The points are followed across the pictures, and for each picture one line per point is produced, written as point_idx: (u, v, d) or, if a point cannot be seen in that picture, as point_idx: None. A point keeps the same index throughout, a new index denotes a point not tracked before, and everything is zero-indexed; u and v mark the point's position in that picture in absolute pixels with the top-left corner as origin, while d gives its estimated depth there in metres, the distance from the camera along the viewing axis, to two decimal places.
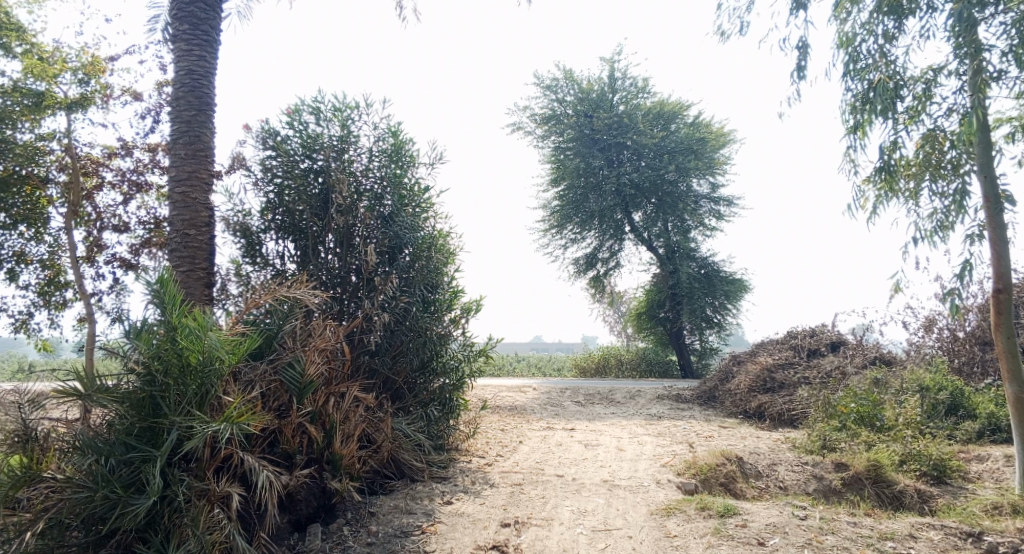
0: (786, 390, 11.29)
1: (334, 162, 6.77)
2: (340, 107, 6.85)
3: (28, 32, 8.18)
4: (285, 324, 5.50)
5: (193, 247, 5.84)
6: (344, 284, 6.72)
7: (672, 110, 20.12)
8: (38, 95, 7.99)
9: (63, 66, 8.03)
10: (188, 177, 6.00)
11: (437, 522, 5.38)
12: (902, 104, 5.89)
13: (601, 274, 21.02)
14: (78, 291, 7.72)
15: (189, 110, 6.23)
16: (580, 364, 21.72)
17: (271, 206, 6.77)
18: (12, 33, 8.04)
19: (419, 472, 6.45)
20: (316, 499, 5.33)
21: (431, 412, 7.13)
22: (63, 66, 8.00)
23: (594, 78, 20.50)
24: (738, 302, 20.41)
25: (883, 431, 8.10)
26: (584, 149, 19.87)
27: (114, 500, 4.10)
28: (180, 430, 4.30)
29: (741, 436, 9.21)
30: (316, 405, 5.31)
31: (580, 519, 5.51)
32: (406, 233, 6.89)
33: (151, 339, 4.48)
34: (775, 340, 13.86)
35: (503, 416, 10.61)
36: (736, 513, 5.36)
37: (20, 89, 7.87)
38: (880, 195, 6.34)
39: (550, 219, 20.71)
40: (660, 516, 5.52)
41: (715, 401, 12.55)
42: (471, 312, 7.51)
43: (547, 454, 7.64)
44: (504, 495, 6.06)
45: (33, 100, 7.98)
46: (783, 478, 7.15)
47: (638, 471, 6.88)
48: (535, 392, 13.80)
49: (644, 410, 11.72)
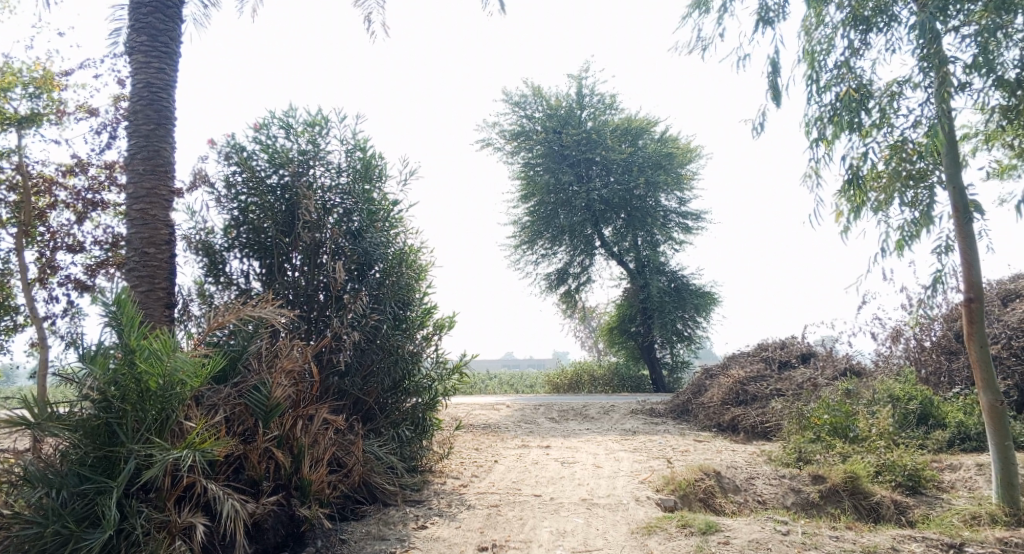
0: (759, 402, 11.36)
1: (301, 176, 6.58)
2: (309, 122, 6.68)
3: None
4: (250, 345, 5.27)
5: (153, 266, 5.59)
6: (312, 303, 6.50)
7: (639, 126, 20.34)
8: None
9: (12, 80, 7.68)
10: (147, 194, 5.75)
11: (411, 548, 5.18)
12: (869, 117, 5.98)
13: (572, 289, 21.03)
14: (29, 315, 7.34)
15: (147, 124, 5.99)
16: (553, 380, 21.61)
17: (235, 224, 6.54)
18: None
19: (391, 496, 6.23)
20: (284, 527, 5.04)
21: (403, 433, 6.94)
22: (14, 81, 7.66)
23: (562, 95, 20.65)
24: (708, 315, 20.59)
25: (856, 441, 8.17)
26: (553, 165, 19.93)
27: (66, 536, 3.80)
28: (138, 459, 4.02)
29: (717, 449, 9.19)
30: (283, 428, 5.08)
31: (560, 540, 5.36)
32: (376, 250, 6.72)
33: (107, 363, 4.15)
34: (746, 352, 13.97)
35: (476, 434, 10.43)
36: (718, 529, 5.32)
37: None
38: (849, 207, 6.41)
39: (521, 236, 20.68)
40: (641, 534, 5.42)
41: (689, 415, 12.54)
42: (443, 329, 7.35)
43: (523, 474, 7.48)
44: (481, 517, 5.89)
45: None
46: (761, 492, 7.16)
47: (617, 488, 6.77)
48: (508, 409, 13.64)
49: (619, 425, 11.66)
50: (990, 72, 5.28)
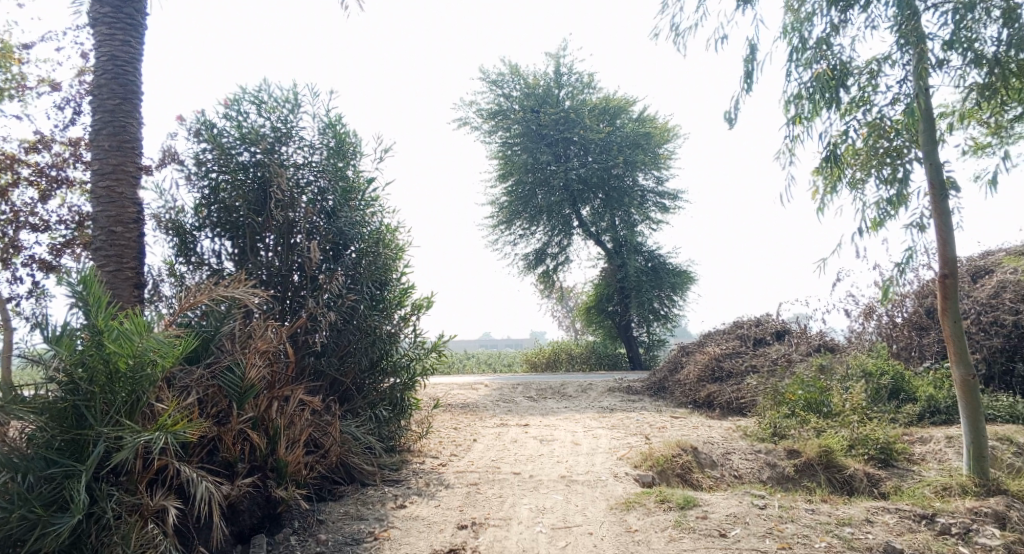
0: (734, 378, 11.52)
1: (272, 153, 6.40)
2: (279, 97, 6.47)
3: None
4: (222, 326, 5.13)
5: (121, 245, 5.40)
6: (286, 284, 6.35)
7: (617, 105, 20.25)
8: None
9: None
10: (113, 170, 5.54)
11: (391, 527, 5.15)
12: (847, 94, 5.99)
13: (550, 269, 21.03)
14: None
15: (112, 98, 5.75)
16: (531, 360, 21.67)
17: (205, 203, 6.35)
18: None
19: (370, 476, 6.18)
20: (260, 509, 4.93)
21: (381, 413, 6.88)
22: None
23: (540, 72, 20.43)
24: (684, 294, 20.75)
25: (831, 417, 8.34)
26: (531, 144, 19.76)
27: (33, 521, 3.62)
28: (108, 442, 3.86)
29: (694, 426, 9.30)
30: (258, 410, 4.98)
31: (540, 517, 5.37)
32: (350, 229, 6.59)
33: (73, 344, 3.97)
34: (722, 330, 14.12)
35: (455, 414, 10.41)
36: (696, 504, 5.41)
37: None
38: (827, 185, 6.43)
39: (498, 215, 20.57)
40: (620, 510, 5.47)
41: (665, 392, 12.65)
42: (421, 309, 7.27)
43: (503, 452, 7.48)
44: (461, 496, 5.88)
45: None
46: (737, 467, 7.30)
47: (596, 465, 6.81)
48: (486, 388, 13.65)
49: (597, 403, 11.74)
50: (967, 48, 5.28)
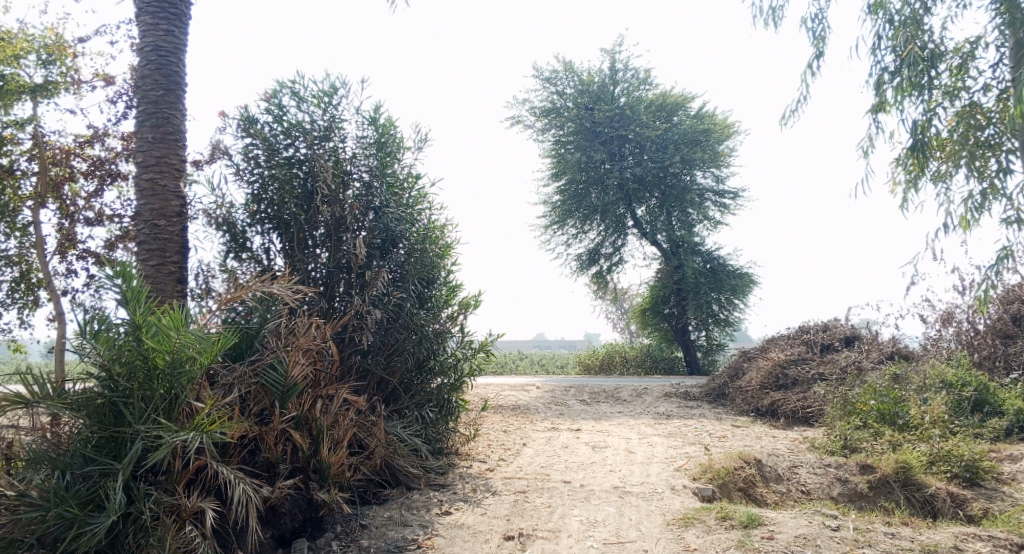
0: (800, 386, 10.88)
1: (320, 148, 6.31)
2: (327, 91, 6.38)
3: None
4: (267, 322, 5.02)
5: (164, 239, 5.35)
6: (332, 280, 6.23)
7: (674, 102, 19.66)
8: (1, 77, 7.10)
9: (26, 46, 7.33)
10: (157, 162, 5.53)
11: (435, 535, 4.94)
12: (936, 79, 5.43)
13: (604, 270, 20.57)
14: (48, 288, 7.20)
15: (156, 89, 5.78)
16: (584, 362, 21.27)
17: (255, 199, 6.29)
18: None
19: (415, 479, 6.00)
20: (302, 512, 4.80)
21: (427, 415, 6.73)
22: (26, 46, 7.36)
23: (594, 69, 20.02)
24: (745, 297, 19.93)
25: (906, 429, 7.76)
26: (584, 142, 19.31)
27: (70, 520, 3.51)
28: (144, 440, 3.74)
29: (757, 436, 8.78)
30: (301, 410, 4.84)
31: (590, 531, 5.06)
32: (397, 225, 6.45)
33: (111, 339, 3.88)
34: (786, 334, 13.42)
35: (506, 416, 10.21)
36: (761, 523, 4.99)
37: None
38: (909, 177, 5.86)
39: (551, 215, 20.21)
40: (678, 526, 5.10)
41: (725, 399, 12.05)
42: (469, 308, 7.06)
43: (553, 458, 7.20)
44: (508, 504, 5.62)
45: None
46: (805, 482, 6.82)
47: (651, 476, 6.43)
48: (538, 390, 13.39)
49: (652, 409, 11.29)
50: None
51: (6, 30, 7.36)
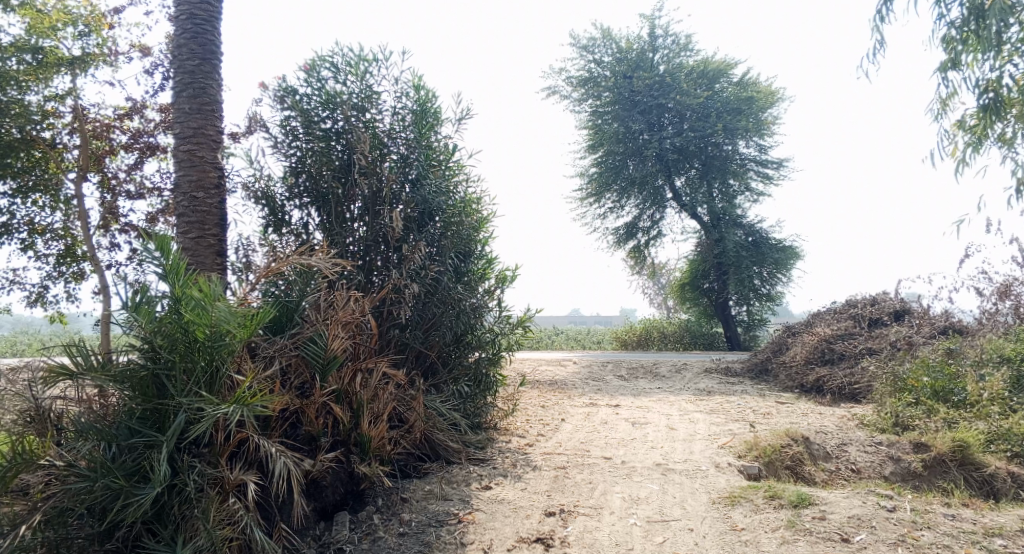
0: (847, 361, 10.52)
1: (357, 119, 6.21)
2: (365, 60, 6.26)
3: None
4: (306, 296, 4.99)
5: (202, 212, 5.32)
6: (370, 254, 6.17)
7: (717, 69, 18.99)
8: (39, 51, 7.18)
9: (63, 18, 7.37)
10: (194, 133, 5.51)
11: (475, 510, 4.90)
12: (1009, 32, 5.01)
13: (642, 244, 20.21)
14: (93, 260, 7.33)
15: (192, 59, 5.74)
16: (621, 337, 21.06)
17: (293, 172, 6.24)
18: None
19: (455, 453, 5.98)
20: (343, 485, 4.82)
21: (464, 389, 6.69)
22: (63, 18, 7.41)
23: (634, 36, 19.42)
24: (788, 271, 19.39)
25: (962, 406, 7.43)
26: (623, 112, 18.82)
27: (116, 491, 3.55)
28: (187, 413, 3.75)
29: (802, 412, 8.52)
30: (341, 383, 4.83)
31: (633, 508, 4.95)
32: (435, 198, 6.34)
33: (152, 312, 3.88)
34: (833, 309, 12.99)
35: (543, 391, 10.16)
36: (812, 503, 4.80)
37: (18, 44, 7.05)
38: (972, 141, 5.46)
39: (588, 188, 19.87)
40: (724, 505, 4.96)
41: (768, 375, 11.75)
42: (506, 282, 6.96)
43: (592, 433, 7.11)
44: (548, 480, 5.54)
45: (35, 57, 7.16)
46: (854, 460, 6.58)
47: (694, 453, 6.28)
48: (575, 365, 13.29)
49: (692, 385, 11.09)
50: None
51: (44, 3, 7.42)
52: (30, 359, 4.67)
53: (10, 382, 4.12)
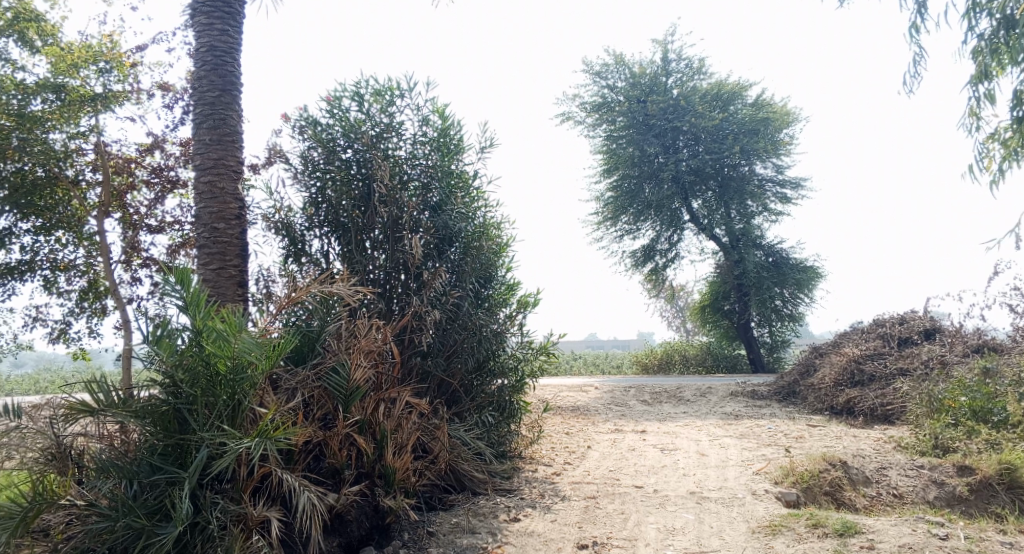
0: (878, 382, 10.21)
1: (378, 148, 6.20)
2: (386, 90, 6.28)
3: (46, 21, 7.53)
4: (328, 325, 4.91)
5: (223, 243, 5.29)
6: (391, 282, 6.10)
7: (731, 91, 19.01)
8: (62, 90, 7.29)
9: (87, 56, 7.50)
10: (214, 165, 5.52)
11: (504, 543, 4.72)
12: None
13: (659, 266, 20.03)
14: (114, 295, 7.35)
15: (212, 91, 5.79)
16: (642, 362, 20.75)
17: (313, 202, 6.22)
18: (33, 24, 7.40)
19: (480, 484, 5.82)
20: (368, 519, 4.67)
21: (488, 418, 6.54)
22: (87, 57, 7.55)
23: (646, 61, 19.51)
24: (810, 291, 19.07)
25: (1004, 427, 7.14)
26: (638, 136, 18.81)
27: (137, 531, 3.43)
28: (209, 448, 3.65)
29: (836, 435, 8.24)
30: (365, 413, 4.72)
31: (669, 540, 4.74)
32: (456, 223, 6.29)
33: (173, 345, 3.82)
34: (860, 328, 12.69)
35: (566, 418, 9.96)
36: (858, 531, 4.57)
37: (42, 83, 7.17)
38: (1006, 152, 5.32)
39: (604, 212, 19.81)
40: (764, 535, 4.74)
41: (796, 398, 11.44)
42: (528, 307, 6.85)
43: (621, 461, 6.90)
44: (578, 510, 5.35)
45: (58, 95, 7.27)
46: (896, 484, 6.31)
47: (728, 480, 6.05)
48: (597, 391, 13.06)
49: (718, 409, 10.82)
50: None
51: (68, 43, 7.56)
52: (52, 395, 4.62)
53: (30, 418, 4.05)
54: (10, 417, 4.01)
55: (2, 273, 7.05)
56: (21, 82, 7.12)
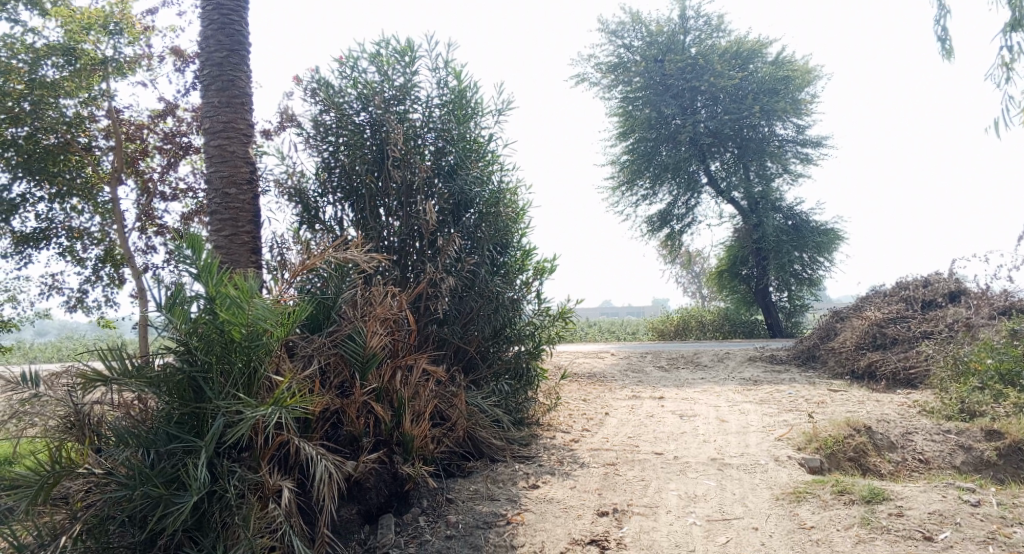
0: (901, 346, 10.02)
1: (391, 111, 6.02)
2: (399, 50, 6.06)
3: None
4: (344, 292, 4.82)
5: (235, 208, 5.19)
6: (406, 248, 5.99)
7: (751, 49, 18.43)
8: (71, 53, 7.10)
9: (95, 18, 7.30)
10: (224, 128, 5.38)
11: (524, 510, 4.68)
12: None
13: (676, 232, 19.75)
14: (129, 263, 7.31)
15: (220, 51, 5.62)
16: (658, 327, 20.63)
17: (326, 167, 6.09)
18: None
19: (498, 451, 5.78)
20: (387, 486, 4.63)
21: (505, 385, 6.49)
22: (95, 18, 7.34)
23: (663, 19, 18.91)
24: (830, 255, 18.74)
25: None
26: (655, 97, 18.34)
27: (155, 499, 3.42)
28: (225, 416, 3.61)
29: (859, 400, 8.10)
30: (382, 381, 4.66)
31: (691, 507, 4.68)
32: (472, 188, 6.13)
33: (186, 313, 3.75)
34: (882, 292, 12.44)
35: (583, 384, 9.91)
36: (886, 499, 4.47)
37: (51, 45, 6.98)
38: None
39: (620, 176, 19.48)
40: (789, 502, 4.66)
41: (816, 362, 11.27)
42: (545, 274, 6.73)
43: (640, 427, 6.84)
44: (598, 477, 5.30)
45: (67, 58, 7.08)
46: (922, 450, 6.19)
47: (750, 446, 5.97)
48: (613, 357, 13.00)
49: (736, 374, 10.71)
50: None
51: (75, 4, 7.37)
52: (70, 363, 4.60)
53: (50, 386, 4.00)
54: (29, 385, 3.99)
55: (18, 242, 7.03)
56: (31, 45, 6.95)
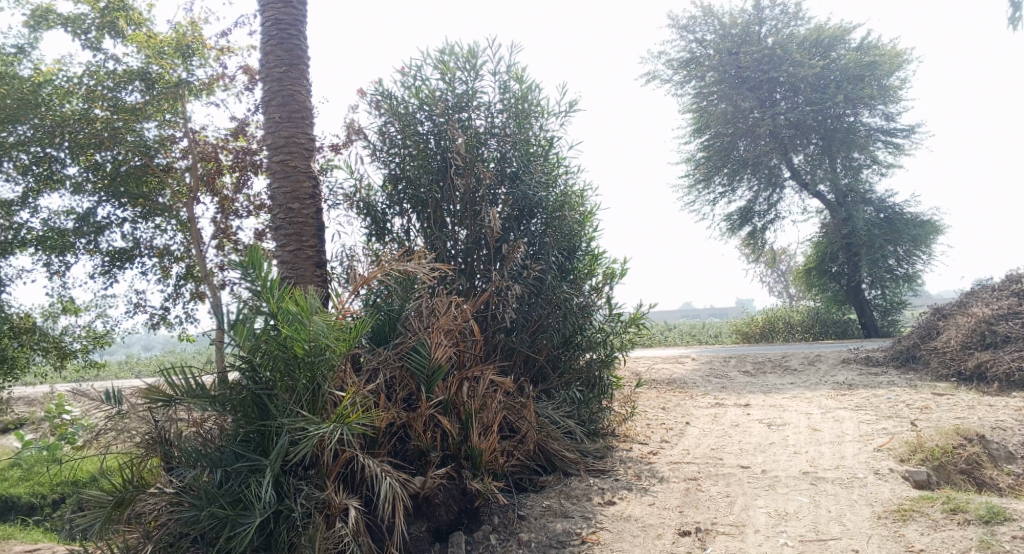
0: (1015, 345, 9.04)
1: (454, 119, 5.94)
2: (461, 57, 5.98)
3: (135, 13, 7.72)
4: (408, 303, 4.74)
5: (299, 223, 5.23)
6: (472, 254, 5.88)
7: (833, 34, 17.36)
8: (149, 78, 7.47)
9: (172, 47, 7.66)
10: (286, 143, 5.46)
11: (599, 529, 4.43)
12: None
13: (758, 229, 18.82)
14: (207, 280, 7.58)
15: (280, 66, 5.75)
16: (741, 330, 19.68)
17: (393, 179, 6.07)
18: (123, 16, 7.60)
19: (572, 464, 5.54)
20: (456, 503, 4.48)
21: (576, 393, 6.25)
22: (172, 47, 7.70)
23: (737, 10, 18.13)
24: (929, 247, 17.34)
25: None
26: (730, 90, 17.57)
27: (222, 519, 3.43)
28: (290, 434, 3.58)
29: (969, 406, 7.32)
30: (448, 393, 4.54)
31: (781, 526, 4.28)
32: (536, 192, 5.96)
33: (248, 329, 3.74)
34: (992, 286, 11.30)
35: (661, 391, 9.50)
36: (1009, 519, 3.92)
37: (131, 72, 7.37)
38: None
39: (694, 173, 18.79)
40: (893, 521, 4.17)
41: (916, 364, 10.33)
42: (616, 277, 6.47)
43: (723, 438, 6.41)
44: (679, 493, 4.97)
45: (145, 83, 7.46)
46: None
47: (846, 458, 5.45)
48: (693, 362, 12.45)
49: (828, 378, 9.97)
50: None
51: (154, 33, 7.77)
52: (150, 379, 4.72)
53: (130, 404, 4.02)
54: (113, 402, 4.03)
55: (107, 262, 7.44)
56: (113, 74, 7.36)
